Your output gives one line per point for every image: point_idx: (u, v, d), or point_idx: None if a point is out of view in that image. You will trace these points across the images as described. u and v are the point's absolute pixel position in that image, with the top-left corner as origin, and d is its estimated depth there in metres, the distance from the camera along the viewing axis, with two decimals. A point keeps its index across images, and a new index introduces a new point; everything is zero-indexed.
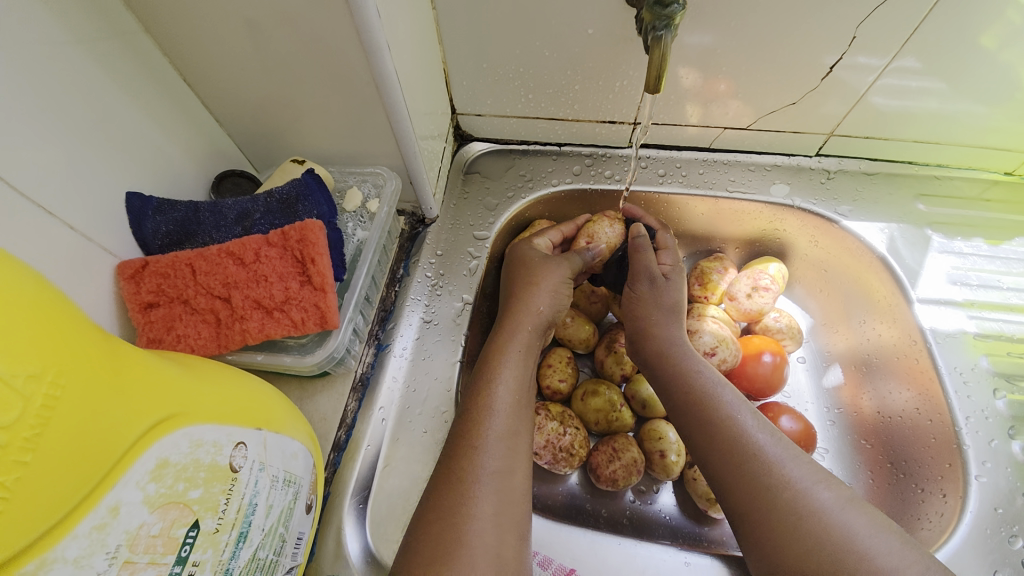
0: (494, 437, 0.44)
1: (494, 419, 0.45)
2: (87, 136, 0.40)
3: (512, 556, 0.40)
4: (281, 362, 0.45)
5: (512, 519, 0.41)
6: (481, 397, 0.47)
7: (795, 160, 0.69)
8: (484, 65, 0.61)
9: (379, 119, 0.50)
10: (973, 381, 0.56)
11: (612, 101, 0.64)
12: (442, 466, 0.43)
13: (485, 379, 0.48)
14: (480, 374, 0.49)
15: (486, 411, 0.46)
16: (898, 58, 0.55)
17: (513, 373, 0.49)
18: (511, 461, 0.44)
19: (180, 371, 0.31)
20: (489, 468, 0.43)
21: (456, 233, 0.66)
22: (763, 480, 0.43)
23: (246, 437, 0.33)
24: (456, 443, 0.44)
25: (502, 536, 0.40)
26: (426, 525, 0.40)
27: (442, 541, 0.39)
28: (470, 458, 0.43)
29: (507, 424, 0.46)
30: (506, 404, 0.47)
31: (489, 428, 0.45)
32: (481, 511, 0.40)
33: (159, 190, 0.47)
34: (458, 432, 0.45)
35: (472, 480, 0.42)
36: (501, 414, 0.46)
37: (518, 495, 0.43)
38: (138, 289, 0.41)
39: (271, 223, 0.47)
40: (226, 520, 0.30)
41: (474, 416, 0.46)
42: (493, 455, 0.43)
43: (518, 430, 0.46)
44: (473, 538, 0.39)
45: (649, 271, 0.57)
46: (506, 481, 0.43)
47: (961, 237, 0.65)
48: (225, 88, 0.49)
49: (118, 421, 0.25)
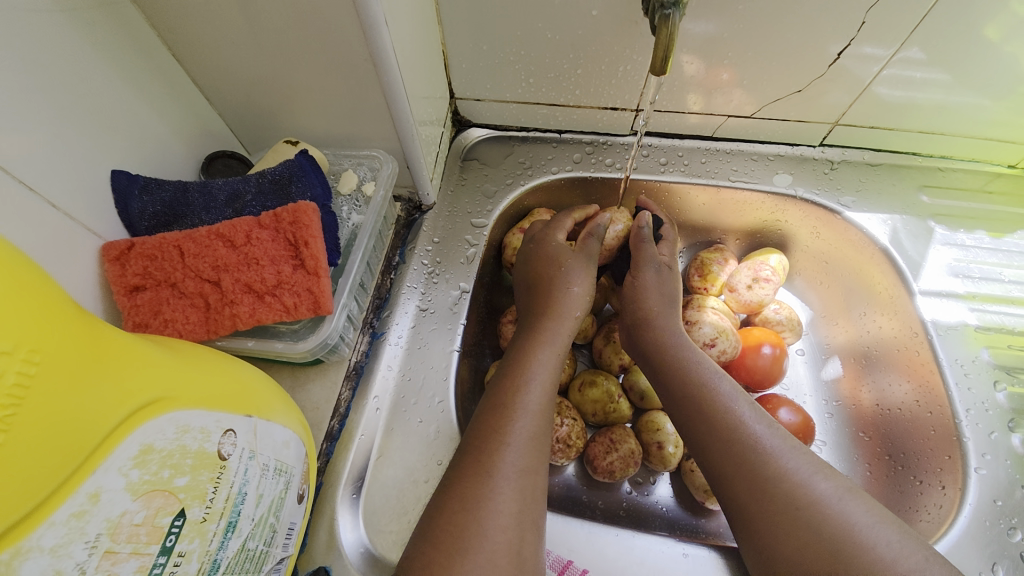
0: (525, 434, 0.44)
1: (525, 417, 0.45)
2: (70, 111, 0.38)
3: (530, 557, 0.39)
4: (272, 348, 0.44)
5: (532, 518, 0.40)
6: (515, 393, 0.46)
7: (798, 150, 0.68)
8: (484, 47, 0.60)
9: (374, 100, 0.49)
10: (974, 373, 0.56)
11: (614, 87, 0.62)
12: (468, 457, 0.42)
13: (519, 376, 0.48)
14: (516, 371, 0.48)
15: (517, 409, 0.45)
16: (905, 48, 0.53)
17: (548, 372, 0.49)
18: (537, 460, 0.43)
19: (166, 354, 0.30)
20: (516, 464, 0.42)
21: (453, 220, 0.65)
22: (761, 471, 0.42)
23: (236, 424, 0.31)
24: (485, 436, 0.43)
25: (523, 534, 0.39)
26: (448, 514, 0.39)
27: (464, 532, 0.38)
28: (499, 453, 0.42)
29: (536, 424, 0.45)
30: (537, 403, 0.46)
31: (520, 425, 0.44)
32: (504, 506, 0.39)
33: (146, 170, 0.46)
34: (486, 426, 0.44)
35: (499, 475, 0.41)
36: (532, 414, 0.45)
37: (539, 493, 0.42)
38: (124, 272, 0.39)
39: (263, 205, 0.45)
40: (214, 510, 0.29)
41: (502, 414, 0.44)
42: (521, 451, 0.43)
43: (546, 430, 0.46)
44: (495, 532, 0.38)
45: (655, 262, 0.58)
46: (530, 479, 0.42)
47: (964, 229, 0.64)
48: (215, 65, 0.47)
49: (98, 404, 0.24)
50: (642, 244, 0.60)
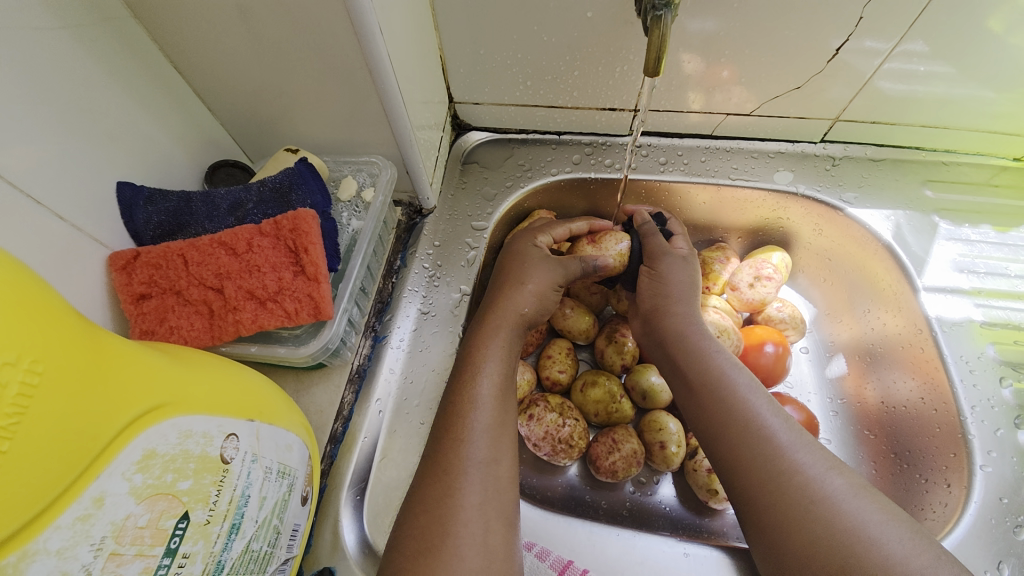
0: (480, 429, 0.44)
1: (478, 412, 0.45)
2: (77, 125, 0.39)
3: (502, 545, 0.39)
4: (275, 353, 0.44)
5: (498, 506, 0.41)
6: (466, 391, 0.46)
7: (799, 147, 0.68)
8: (481, 51, 0.60)
9: (373, 106, 0.49)
10: (979, 370, 0.55)
11: (611, 87, 0.63)
12: (427, 459, 0.43)
13: (470, 372, 0.48)
14: (467, 367, 0.48)
15: (470, 405, 0.45)
16: (905, 41, 0.53)
17: (497, 364, 0.48)
18: (497, 450, 0.43)
19: (169, 361, 0.31)
20: (474, 458, 0.42)
21: (454, 223, 0.66)
22: (774, 464, 0.42)
23: (238, 429, 0.32)
24: (440, 436, 0.44)
25: (489, 522, 0.40)
26: (415, 516, 0.40)
27: (427, 533, 0.38)
28: (456, 450, 0.42)
29: (492, 417, 0.45)
30: (489, 395, 0.46)
31: (474, 420, 0.44)
32: (467, 500, 0.40)
33: (151, 180, 0.47)
34: (441, 426, 0.45)
35: (456, 469, 0.41)
36: (486, 407, 0.45)
37: (506, 483, 0.42)
38: (130, 280, 0.40)
39: (265, 212, 0.46)
40: (217, 512, 0.30)
41: (458, 412, 0.45)
42: (480, 445, 0.43)
43: (504, 421, 0.46)
44: (460, 527, 0.39)
45: (667, 253, 0.58)
46: (493, 471, 0.42)
47: (969, 224, 0.63)
48: (218, 75, 0.48)
49: (102, 410, 0.25)
50: (648, 237, 0.60)
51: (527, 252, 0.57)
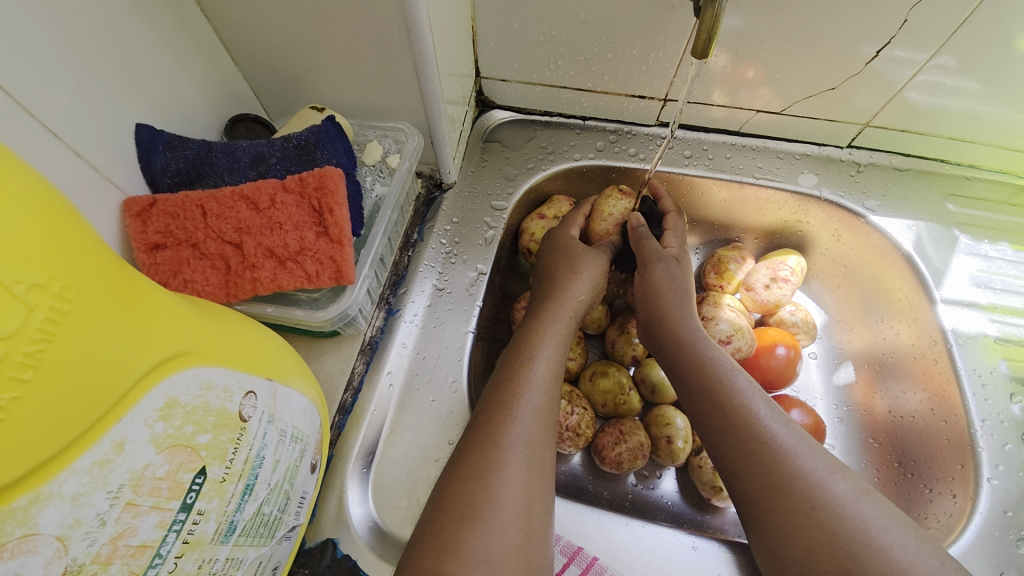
0: (531, 409, 0.43)
1: (530, 392, 0.44)
2: (97, 60, 0.37)
3: (540, 526, 0.38)
4: (292, 315, 0.43)
5: (541, 489, 0.40)
6: (520, 369, 0.46)
7: (825, 151, 0.67)
8: (515, 25, 0.58)
9: (404, 69, 0.48)
10: (991, 384, 0.55)
11: (644, 74, 0.61)
12: (475, 430, 0.42)
13: (524, 355, 0.47)
14: (521, 348, 0.48)
15: (522, 383, 0.45)
16: (938, 56, 0.53)
17: (552, 350, 0.48)
18: (545, 433, 0.43)
19: (192, 309, 0.30)
20: (523, 437, 0.41)
21: (473, 201, 0.64)
22: (771, 471, 0.41)
23: (256, 387, 0.31)
24: (491, 410, 0.43)
25: (531, 505, 0.39)
26: (459, 484, 0.39)
27: (473, 500, 0.37)
28: (505, 425, 0.42)
29: (543, 399, 0.44)
30: (543, 378, 0.46)
31: (525, 399, 0.44)
32: (513, 476, 0.39)
33: (170, 127, 0.45)
34: (491, 402, 0.44)
35: (505, 444, 0.40)
36: (537, 389, 0.45)
37: (548, 467, 0.41)
38: (145, 229, 0.38)
39: (288, 169, 0.45)
40: (233, 471, 0.28)
41: (512, 386, 0.44)
42: (528, 424, 0.42)
43: (554, 407, 0.45)
44: (504, 502, 0.38)
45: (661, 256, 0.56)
46: (538, 453, 0.41)
47: (987, 240, 0.63)
48: (244, 23, 0.46)
49: (126, 351, 0.23)
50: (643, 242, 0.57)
51: (570, 246, 0.57)
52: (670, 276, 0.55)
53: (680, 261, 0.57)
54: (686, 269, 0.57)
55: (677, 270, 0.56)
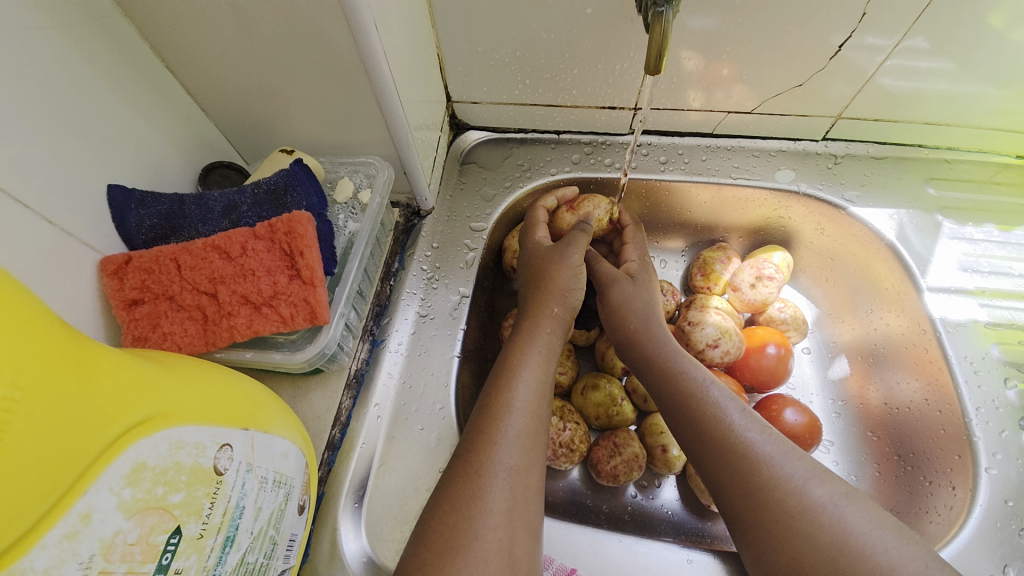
0: (512, 434, 0.43)
1: (513, 417, 0.44)
2: (65, 125, 0.38)
3: (522, 556, 0.38)
4: (270, 359, 0.44)
5: (526, 517, 0.40)
6: (501, 394, 0.46)
7: (801, 145, 0.67)
8: (479, 49, 0.59)
9: (370, 105, 0.49)
10: (984, 370, 0.54)
11: (611, 86, 0.62)
12: (460, 458, 0.42)
13: (509, 378, 0.47)
14: (504, 372, 0.48)
15: (506, 409, 0.44)
16: (908, 38, 0.52)
17: (533, 373, 0.48)
18: (529, 459, 0.43)
19: (158, 370, 0.30)
20: (506, 464, 0.41)
21: (452, 225, 0.65)
22: (752, 480, 0.41)
23: (232, 438, 0.31)
24: (476, 437, 0.43)
25: (515, 533, 0.39)
26: (441, 515, 0.39)
27: (454, 531, 0.37)
28: (487, 453, 0.41)
29: (525, 423, 0.44)
30: (525, 402, 0.45)
31: (508, 425, 0.43)
32: (494, 505, 0.39)
33: (143, 182, 0.46)
34: (475, 426, 0.44)
35: (488, 472, 0.40)
36: (520, 413, 0.44)
37: (532, 495, 0.41)
38: (123, 286, 0.39)
39: (259, 215, 0.46)
40: (211, 525, 0.29)
41: (498, 410, 0.44)
42: (512, 451, 0.42)
43: (539, 431, 0.45)
44: (487, 532, 0.37)
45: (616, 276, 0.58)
46: (522, 478, 0.41)
47: (972, 223, 0.63)
48: (210, 75, 0.47)
49: (86, 423, 0.24)
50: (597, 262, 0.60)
51: (535, 256, 0.57)
52: (629, 294, 0.57)
53: (638, 276, 0.58)
54: (647, 280, 0.58)
55: (637, 285, 0.57)
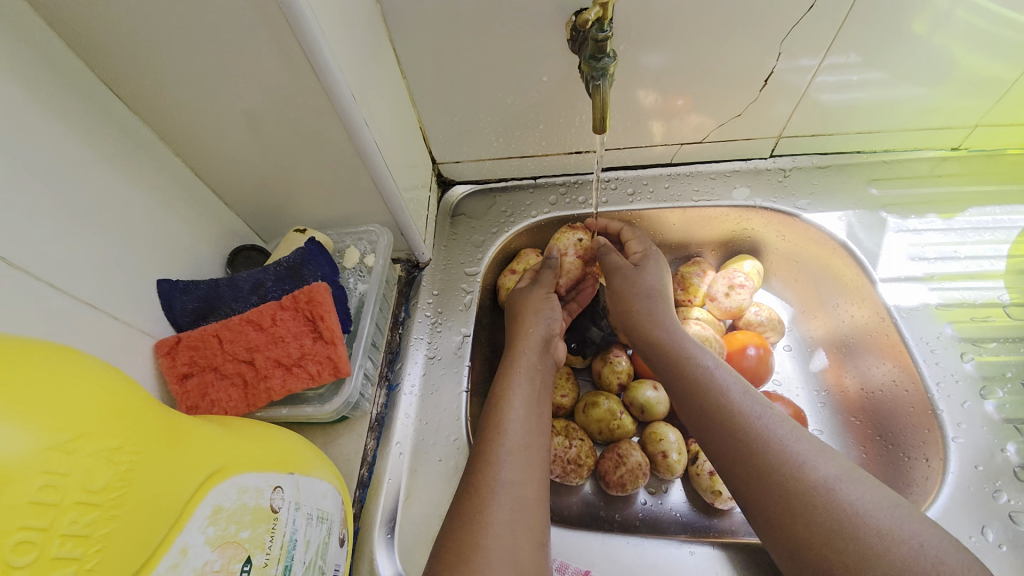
0: (507, 452, 0.49)
1: (509, 435, 0.50)
2: (118, 237, 0.47)
3: (528, 560, 0.43)
4: (304, 412, 0.50)
5: (529, 524, 0.45)
6: (492, 417, 0.52)
7: (752, 164, 0.74)
8: (455, 119, 0.68)
9: (367, 182, 0.57)
10: (940, 348, 0.60)
11: (574, 135, 0.70)
12: (466, 478, 0.48)
13: (500, 401, 0.53)
14: (495, 396, 0.54)
15: (499, 429, 0.51)
16: (831, 55, 0.58)
17: (522, 393, 0.54)
18: (528, 473, 0.48)
19: (221, 431, 0.37)
20: (506, 480, 0.47)
21: (449, 272, 0.72)
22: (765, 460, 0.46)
23: (282, 481, 0.38)
24: (478, 459, 0.49)
25: (518, 540, 0.44)
26: (450, 530, 0.45)
27: (464, 544, 0.43)
28: (489, 470, 0.47)
29: (519, 439, 0.50)
30: (517, 421, 0.51)
31: (503, 443, 0.49)
32: (497, 516, 0.44)
33: (182, 272, 0.54)
34: (476, 449, 0.50)
35: (489, 488, 0.46)
36: (514, 431, 0.50)
37: (532, 503, 0.47)
38: (174, 362, 0.47)
39: (282, 288, 0.53)
40: (273, 556, 0.34)
41: (491, 432, 0.50)
42: (510, 466, 0.48)
43: (535, 445, 0.51)
44: (492, 541, 0.43)
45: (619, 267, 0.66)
46: (522, 492, 0.47)
47: (915, 215, 0.69)
48: (230, 174, 0.56)
49: (178, 478, 0.31)
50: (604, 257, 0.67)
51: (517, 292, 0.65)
52: (631, 282, 0.64)
53: (646, 260, 0.66)
54: (654, 266, 0.66)
55: (638, 273, 0.64)
